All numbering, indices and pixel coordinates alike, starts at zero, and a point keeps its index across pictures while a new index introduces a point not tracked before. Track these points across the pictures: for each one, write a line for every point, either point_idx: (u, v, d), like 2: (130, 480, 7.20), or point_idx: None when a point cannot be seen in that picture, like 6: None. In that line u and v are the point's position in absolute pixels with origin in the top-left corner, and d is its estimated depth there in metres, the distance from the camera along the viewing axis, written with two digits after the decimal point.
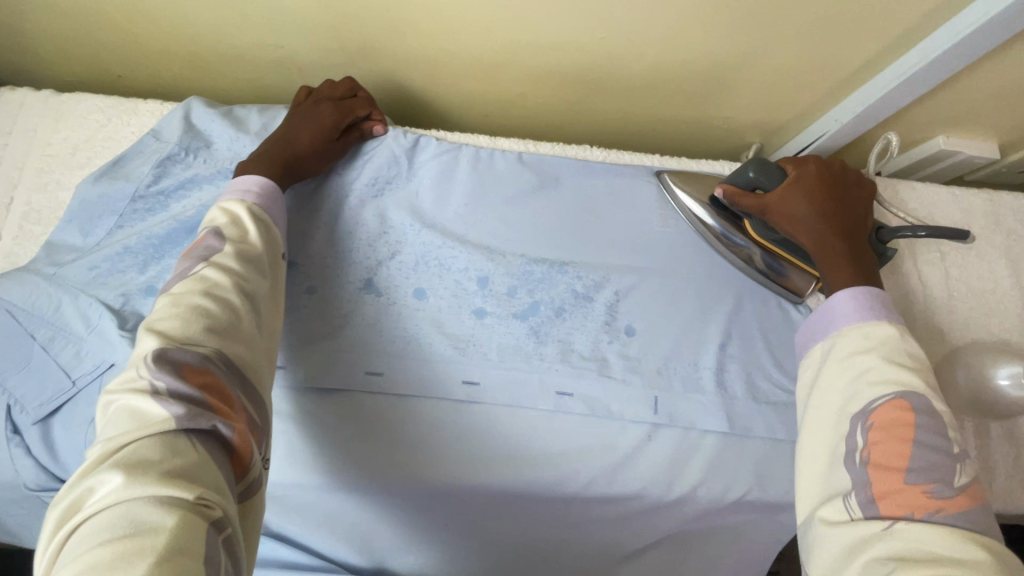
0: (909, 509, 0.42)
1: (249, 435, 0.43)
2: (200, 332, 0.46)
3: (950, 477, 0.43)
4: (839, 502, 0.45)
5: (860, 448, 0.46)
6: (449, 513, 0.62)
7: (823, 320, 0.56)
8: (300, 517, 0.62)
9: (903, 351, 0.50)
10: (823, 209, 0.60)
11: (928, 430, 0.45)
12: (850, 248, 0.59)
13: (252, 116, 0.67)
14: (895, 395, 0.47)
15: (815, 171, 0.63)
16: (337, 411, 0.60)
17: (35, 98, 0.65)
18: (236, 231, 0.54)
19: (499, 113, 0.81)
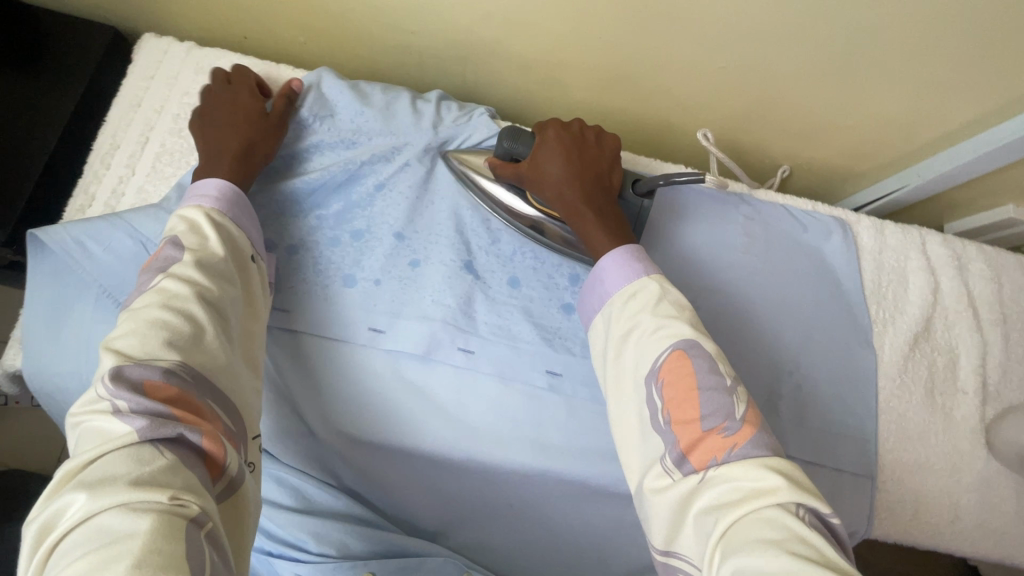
0: (712, 454, 0.45)
1: (220, 439, 0.44)
2: (161, 347, 0.46)
3: (727, 412, 0.47)
4: (659, 464, 0.48)
5: (658, 409, 0.50)
6: (515, 493, 0.64)
7: (596, 287, 0.60)
8: (376, 475, 0.65)
9: (671, 301, 0.55)
10: (570, 171, 0.61)
11: (699, 373, 0.49)
12: (601, 212, 0.61)
13: (375, 92, 0.71)
14: (672, 346, 0.51)
15: (554, 135, 0.63)
16: (426, 382, 0.63)
17: (179, 47, 0.68)
18: (194, 240, 0.54)
19: (591, 122, 0.84)
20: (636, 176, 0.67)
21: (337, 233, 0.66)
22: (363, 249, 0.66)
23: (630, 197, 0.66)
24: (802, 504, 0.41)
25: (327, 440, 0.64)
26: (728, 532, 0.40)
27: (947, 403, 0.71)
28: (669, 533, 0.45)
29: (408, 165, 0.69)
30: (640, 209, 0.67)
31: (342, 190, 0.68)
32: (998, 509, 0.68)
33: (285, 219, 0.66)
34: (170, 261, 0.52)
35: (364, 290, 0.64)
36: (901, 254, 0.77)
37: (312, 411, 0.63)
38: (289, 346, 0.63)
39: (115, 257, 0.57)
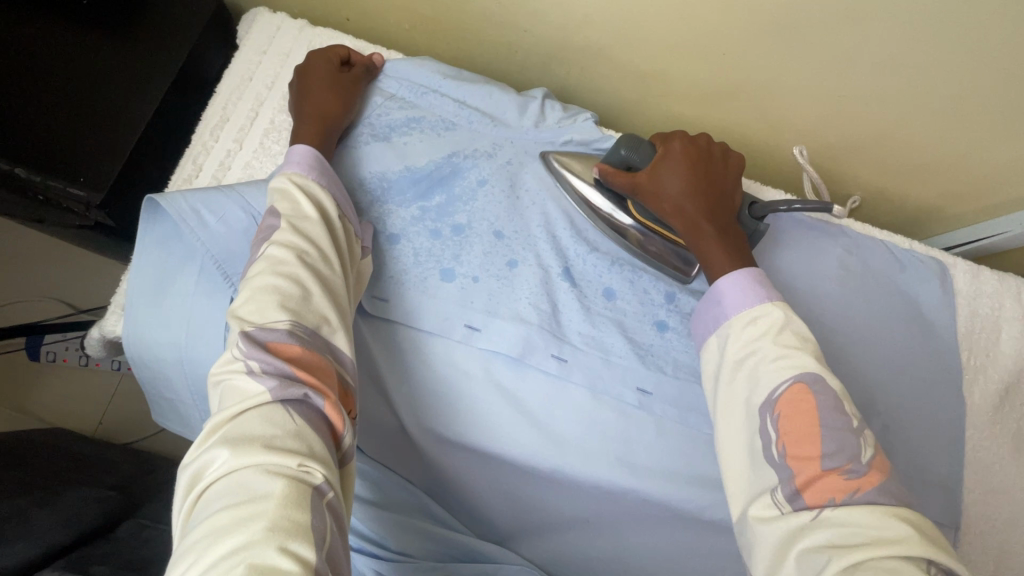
0: (833, 495, 0.41)
1: (341, 407, 0.43)
2: (275, 309, 0.45)
3: (852, 453, 0.42)
4: (767, 498, 0.43)
5: (771, 438, 0.45)
6: (593, 509, 0.62)
7: (711, 304, 0.55)
8: (455, 476, 0.64)
9: (792, 330, 0.50)
10: (689, 185, 0.59)
11: (824, 408, 0.44)
12: (723, 229, 0.58)
13: (479, 84, 0.71)
14: (794, 377, 0.46)
15: (680, 146, 0.62)
16: (516, 386, 0.62)
17: (292, 24, 0.68)
18: (290, 206, 0.53)
19: None
20: (754, 200, 0.65)
21: (437, 226, 0.65)
22: (462, 245, 0.65)
23: (747, 222, 0.64)
24: (932, 562, 0.37)
25: (415, 433, 0.62)
26: None
27: None
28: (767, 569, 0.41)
29: (508, 164, 0.68)
30: (755, 231, 0.64)
31: (443, 184, 0.67)
32: None
33: (388, 205, 0.65)
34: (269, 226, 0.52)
35: (462, 285, 0.63)
36: (997, 303, 0.74)
37: (402, 403, 0.62)
38: (384, 333, 0.63)
39: (225, 227, 0.55)
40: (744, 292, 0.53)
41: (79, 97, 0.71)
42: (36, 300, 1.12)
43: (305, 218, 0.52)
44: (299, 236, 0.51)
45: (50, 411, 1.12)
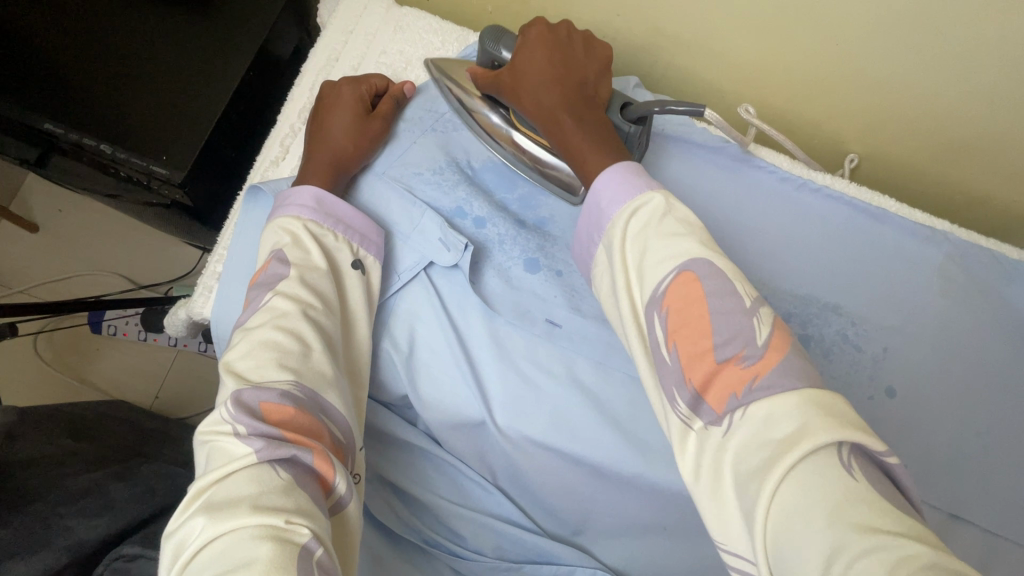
0: (735, 389, 0.36)
1: (330, 460, 0.42)
2: (274, 368, 0.45)
3: (746, 336, 0.37)
4: (673, 413, 0.39)
5: (665, 347, 0.40)
6: (674, 514, 0.60)
7: (590, 214, 0.49)
8: (530, 479, 0.59)
9: (676, 217, 0.44)
10: (545, 76, 0.53)
11: (711, 294, 0.39)
12: (583, 120, 0.52)
13: None
14: (679, 267, 0.41)
15: (538, 32, 0.56)
16: (599, 387, 0.59)
17: (379, 4, 0.67)
18: (299, 255, 0.52)
19: (775, 126, 0.77)
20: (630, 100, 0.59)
21: (522, 219, 0.63)
22: (548, 238, 0.62)
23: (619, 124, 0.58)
24: (842, 443, 0.32)
25: (501, 426, 0.57)
26: (772, 505, 0.31)
27: None
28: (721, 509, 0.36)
29: None
30: (626, 135, 0.59)
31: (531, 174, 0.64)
32: None
33: (475, 190, 0.63)
34: (275, 278, 0.51)
35: (546, 279, 0.61)
36: None
37: (488, 392, 0.58)
38: (466, 321, 0.59)
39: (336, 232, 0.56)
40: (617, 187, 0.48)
41: (161, 75, 0.71)
42: (102, 273, 1.14)
43: (314, 270, 0.52)
44: (305, 288, 0.51)
45: (109, 381, 1.14)
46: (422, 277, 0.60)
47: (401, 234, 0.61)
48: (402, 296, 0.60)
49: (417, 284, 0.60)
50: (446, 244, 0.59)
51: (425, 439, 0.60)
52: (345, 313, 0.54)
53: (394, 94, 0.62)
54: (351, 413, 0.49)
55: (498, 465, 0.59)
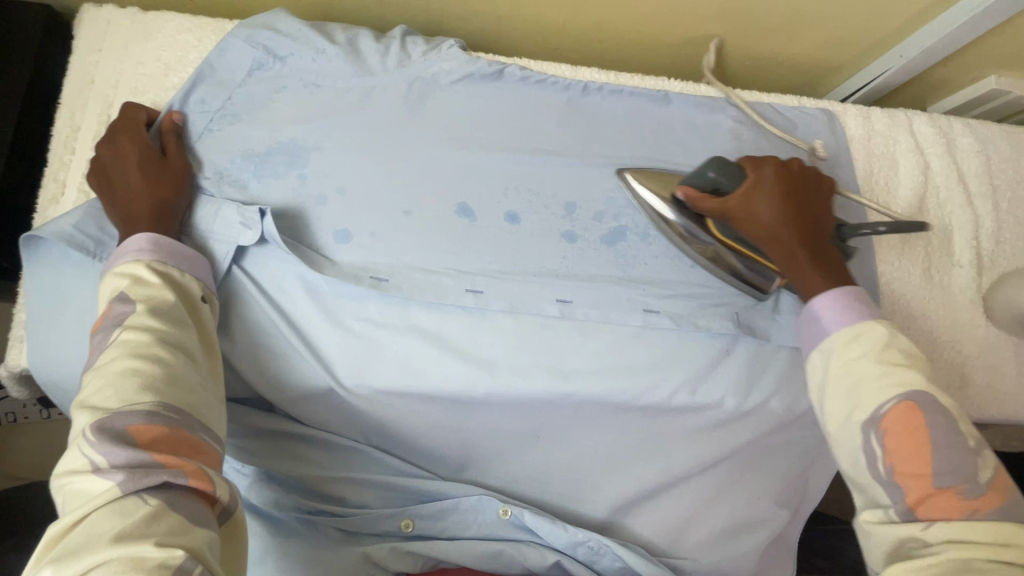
0: (944, 514, 0.42)
1: (208, 476, 0.43)
2: (137, 391, 0.45)
3: (970, 474, 0.43)
4: (879, 507, 0.45)
5: (877, 456, 0.45)
6: (542, 421, 0.64)
7: (813, 327, 0.54)
8: (400, 429, 0.62)
9: (900, 348, 0.49)
10: (785, 220, 0.58)
11: (935, 427, 0.44)
12: (817, 257, 0.57)
13: (336, 30, 0.67)
14: (902, 395, 0.46)
15: (773, 173, 0.60)
16: (437, 329, 0.62)
17: (121, 16, 0.65)
18: (144, 293, 0.51)
19: (566, 41, 0.76)
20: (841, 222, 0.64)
21: (322, 191, 0.64)
22: (352, 199, 0.64)
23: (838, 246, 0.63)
24: None
25: (349, 387, 0.60)
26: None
27: (944, 280, 0.73)
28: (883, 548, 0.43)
29: (381, 105, 0.66)
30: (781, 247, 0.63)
31: (321, 143, 0.65)
32: (995, 374, 0.71)
33: (271, 171, 0.63)
34: (121, 316, 0.49)
35: (362, 241, 0.63)
36: (891, 140, 0.76)
37: (330, 359, 0.60)
38: (290, 300, 0.61)
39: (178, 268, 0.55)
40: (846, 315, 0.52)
41: None
42: None
43: (161, 300, 0.51)
44: (153, 317, 0.50)
45: None
46: (234, 269, 0.60)
47: (204, 232, 0.60)
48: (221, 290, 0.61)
49: (231, 277, 0.60)
50: (246, 224, 0.59)
51: (287, 421, 0.62)
52: (204, 332, 0.54)
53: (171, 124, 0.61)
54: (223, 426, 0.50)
55: (367, 427, 0.62)
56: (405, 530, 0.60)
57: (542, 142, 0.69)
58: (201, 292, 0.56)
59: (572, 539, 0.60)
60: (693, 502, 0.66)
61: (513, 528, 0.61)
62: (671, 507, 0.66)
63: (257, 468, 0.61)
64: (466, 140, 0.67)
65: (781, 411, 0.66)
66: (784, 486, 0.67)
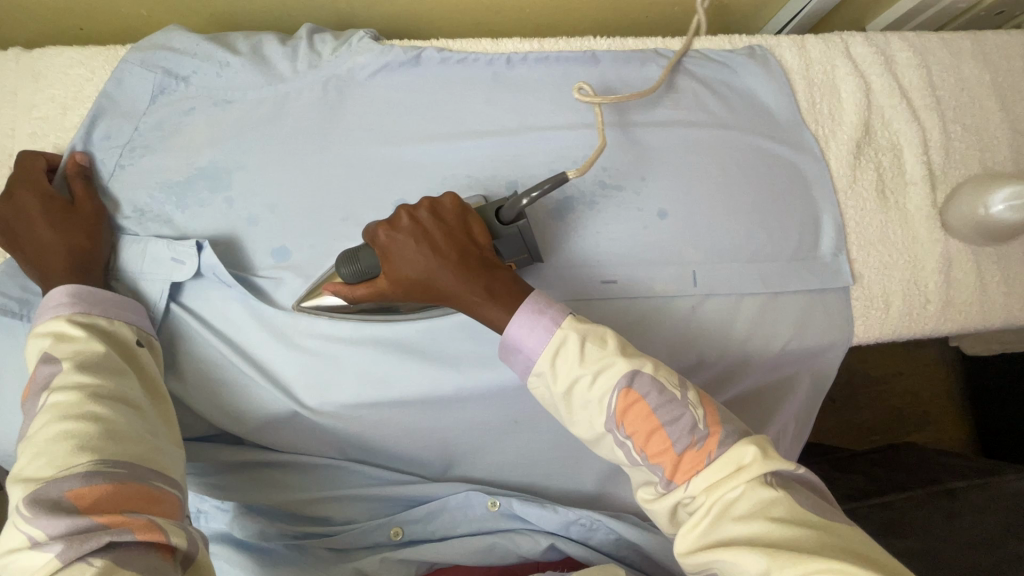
0: (693, 474, 0.44)
1: (158, 527, 0.43)
2: (73, 454, 0.44)
3: (691, 425, 0.45)
4: (649, 484, 0.47)
5: (629, 446, 0.47)
6: (517, 407, 0.63)
7: (515, 352, 0.50)
8: (374, 439, 0.61)
9: (592, 338, 0.48)
10: (429, 269, 0.53)
11: (649, 403, 0.46)
12: (496, 287, 0.52)
13: (237, 39, 0.64)
14: (617, 388, 0.46)
15: (388, 234, 0.54)
16: (393, 333, 0.61)
17: (7, 58, 0.62)
18: (70, 349, 0.49)
19: (486, 14, 0.72)
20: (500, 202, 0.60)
21: (251, 211, 0.61)
22: (283, 215, 0.61)
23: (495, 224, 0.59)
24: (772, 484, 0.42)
25: (313, 407, 0.59)
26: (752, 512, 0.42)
27: (900, 200, 0.72)
28: (666, 516, 0.46)
29: (298, 112, 0.63)
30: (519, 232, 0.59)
31: (240, 161, 0.61)
32: (964, 284, 0.71)
33: (192, 200, 0.60)
34: (49, 378, 0.48)
35: (302, 256, 0.61)
36: (829, 66, 0.74)
37: (289, 382, 0.59)
38: (237, 329, 0.59)
39: (105, 318, 0.53)
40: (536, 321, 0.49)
41: None
42: None
43: (90, 354, 0.50)
44: (81, 372, 0.48)
45: None
46: (172, 306, 0.59)
47: (133, 273, 0.57)
48: (165, 331, 0.59)
49: (171, 315, 0.59)
50: (178, 259, 0.57)
51: (257, 450, 0.61)
52: (145, 379, 0.53)
53: (74, 166, 0.58)
54: (177, 472, 0.50)
55: (340, 442, 0.61)
56: (395, 538, 0.59)
57: (472, 123, 0.66)
58: (135, 336, 0.54)
59: (563, 520, 0.59)
60: None
61: (504, 519, 0.60)
62: None
63: (235, 503, 0.59)
64: (393, 134, 0.64)
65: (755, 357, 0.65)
66: None
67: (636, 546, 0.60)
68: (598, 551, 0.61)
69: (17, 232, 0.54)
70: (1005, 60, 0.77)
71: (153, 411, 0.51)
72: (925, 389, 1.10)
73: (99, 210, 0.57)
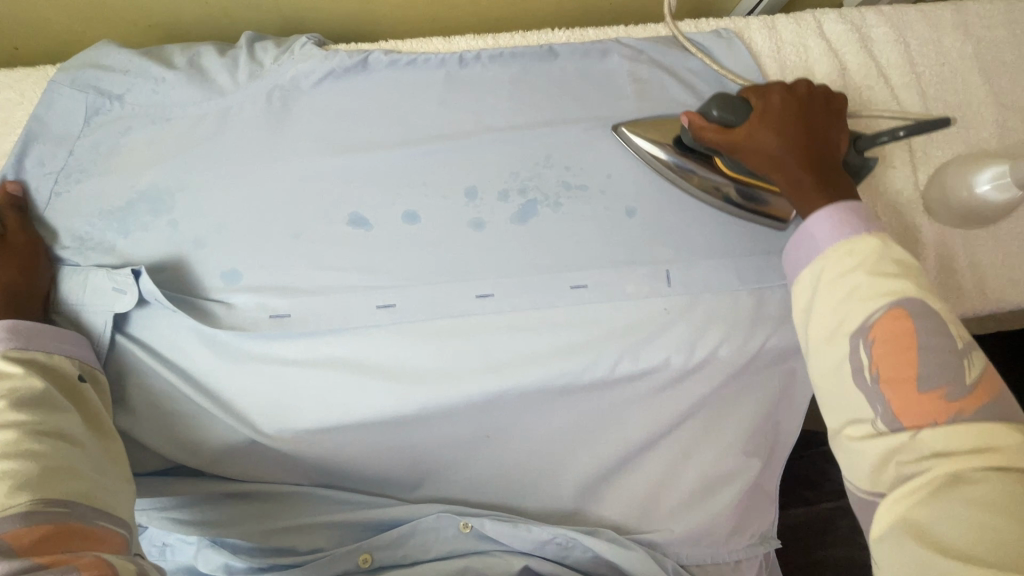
0: (929, 420, 0.40)
1: (105, 561, 0.40)
2: (8, 493, 0.42)
3: (958, 377, 0.41)
4: (864, 420, 0.43)
5: (862, 363, 0.43)
6: (487, 421, 0.61)
7: (801, 245, 0.51)
8: (340, 463, 0.59)
9: (891, 259, 0.46)
10: (786, 150, 0.53)
11: (922, 333, 0.42)
12: (840, 180, 0.53)
13: (173, 52, 0.61)
14: (889, 303, 0.43)
15: (781, 101, 0.56)
16: (352, 352, 0.58)
17: None
18: (5, 386, 0.47)
19: (438, 10, 0.69)
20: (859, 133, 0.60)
21: (198, 233, 0.58)
22: (231, 235, 0.58)
23: (853, 158, 0.59)
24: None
25: (272, 434, 0.57)
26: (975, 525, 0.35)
27: (882, 183, 0.69)
28: (873, 462, 0.41)
29: (241, 126, 0.60)
30: (863, 164, 0.59)
31: (182, 181, 0.59)
32: (951, 268, 0.68)
33: (132, 224, 0.57)
34: None
35: (255, 278, 0.58)
36: (801, 46, 0.71)
37: (246, 410, 0.56)
38: (190, 358, 0.56)
39: (44, 353, 0.51)
40: (839, 229, 0.49)
41: None
42: None
43: (26, 390, 0.47)
44: (17, 409, 0.46)
45: None
46: (119, 337, 0.56)
47: (74, 304, 0.55)
48: (113, 363, 0.56)
49: (118, 346, 0.56)
50: (119, 288, 0.54)
51: (217, 482, 0.58)
52: (87, 414, 0.51)
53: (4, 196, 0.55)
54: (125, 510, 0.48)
55: (306, 467, 0.59)
56: (365, 565, 0.57)
57: (427, 127, 0.63)
58: (77, 370, 0.52)
59: (538, 539, 0.57)
60: (660, 470, 0.63)
61: (477, 540, 0.58)
62: (638, 480, 0.63)
63: (198, 536, 0.57)
64: (343, 143, 0.62)
65: (734, 357, 0.62)
66: (753, 434, 0.63)
67: (615, 561, 0.58)
68: (576, 567, 0.59)
69: None
70: (987, 30, 0.73)
71: (98, 446, 0.49)
72: None
73: (33, 241, 0.55)
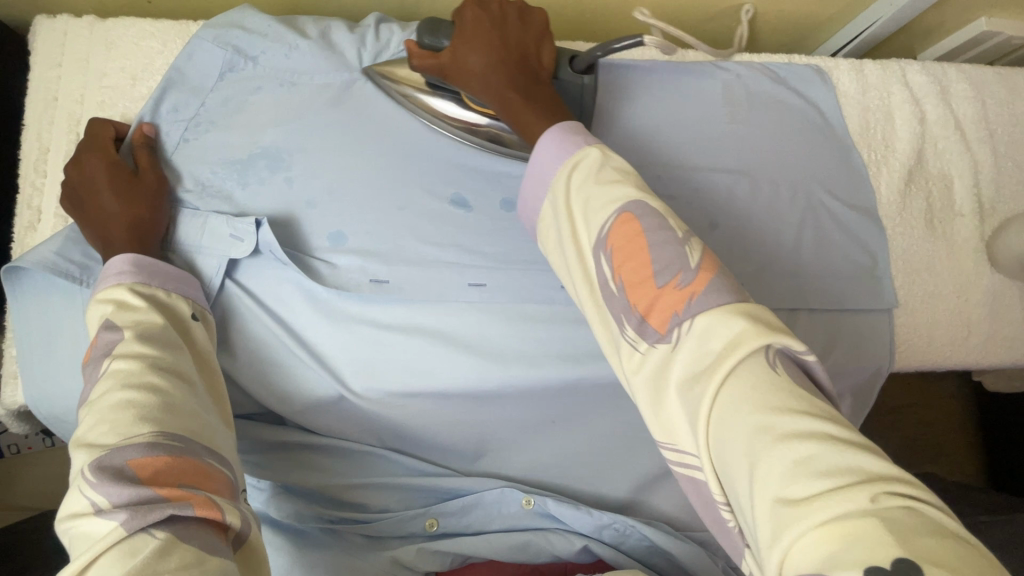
0: (672, 314, 0.36)
1: (215, 504, 0.42)
2: (135, 423, 0.44)
3: (680, 260, 0.38)
4: (623, 341, 0.38)
5: (608, 277, 0.40)
6: (556, 406, 0.63)
7: (534, 170, 0.48)
8: (413, 429, 0.61)
9: (613, 167, 0.44)
10: (491, 66, 0.52)
11: (650, 230, 0.39)
12: (536, 97, 0.52)
13: (307, 22, 0.64)
14: (617, 211, 0.41)
15: (473, 16, 0.53)
16: (441, 324, 0.61)
17: (79, 25, 0.63)
18: (133, 317, 0.50)
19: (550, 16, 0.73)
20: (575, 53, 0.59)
21: (309, 194, 0.61)
22: (341, 200, 0.61)
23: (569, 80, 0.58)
24: (769, 349, 0.33)
25: (359, 392, 0.59)
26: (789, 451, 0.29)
27: (948, 230, 0.72)
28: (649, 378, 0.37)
29: (361, 99, 0.64)
30: (581, 87, 0.59)
31: (301, 142, 0.62)
32: (1006, 318, 0.71)
33: (252, 177, 0.61)
34: (109, 345, 0.48)
35: (360, 245, 0.61)
36: (884, 90, 0.75)
37: (337, 366, 0.59)
38: (291, 310, 0.60)
39: (164, 291, 0.53)
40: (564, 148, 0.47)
41: None
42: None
43: (148, 323, 0.50)
44: (144, 342, 0.48)
45: None
46: (227, 283, 0.59)
47: (191, 248, 0.58)
48: (220, 306, 0.59)
49: (225, 291, 0.59)
50: (237, 236, 0.58)
51: (298, 432, 0.61)
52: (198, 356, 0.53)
53: (138, 139, 0.59)
54: (228, 451, 0.49)
55: (377, 429, 0.61)
56: (430, 529, 0.59)
57: None
58: (191, 310, 0.55)
59: (597, 522, 0.59)
60: None
61: (538, 517, 0.60)
62: None
63: (271, 483, 0.59)
64: None
65: None
66: None
67: (669, 555, 0.60)
68: (629, 556, 0.61)
69: (82, 201, 0.55)
70: None
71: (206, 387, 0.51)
72: (944, 421, 1.10)
73: (161, 183, 0.58)
